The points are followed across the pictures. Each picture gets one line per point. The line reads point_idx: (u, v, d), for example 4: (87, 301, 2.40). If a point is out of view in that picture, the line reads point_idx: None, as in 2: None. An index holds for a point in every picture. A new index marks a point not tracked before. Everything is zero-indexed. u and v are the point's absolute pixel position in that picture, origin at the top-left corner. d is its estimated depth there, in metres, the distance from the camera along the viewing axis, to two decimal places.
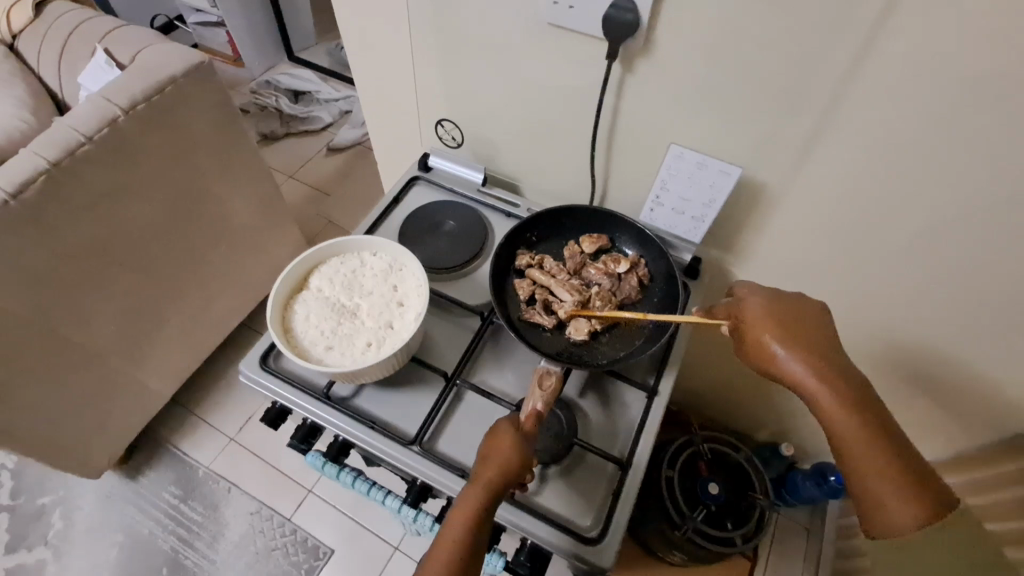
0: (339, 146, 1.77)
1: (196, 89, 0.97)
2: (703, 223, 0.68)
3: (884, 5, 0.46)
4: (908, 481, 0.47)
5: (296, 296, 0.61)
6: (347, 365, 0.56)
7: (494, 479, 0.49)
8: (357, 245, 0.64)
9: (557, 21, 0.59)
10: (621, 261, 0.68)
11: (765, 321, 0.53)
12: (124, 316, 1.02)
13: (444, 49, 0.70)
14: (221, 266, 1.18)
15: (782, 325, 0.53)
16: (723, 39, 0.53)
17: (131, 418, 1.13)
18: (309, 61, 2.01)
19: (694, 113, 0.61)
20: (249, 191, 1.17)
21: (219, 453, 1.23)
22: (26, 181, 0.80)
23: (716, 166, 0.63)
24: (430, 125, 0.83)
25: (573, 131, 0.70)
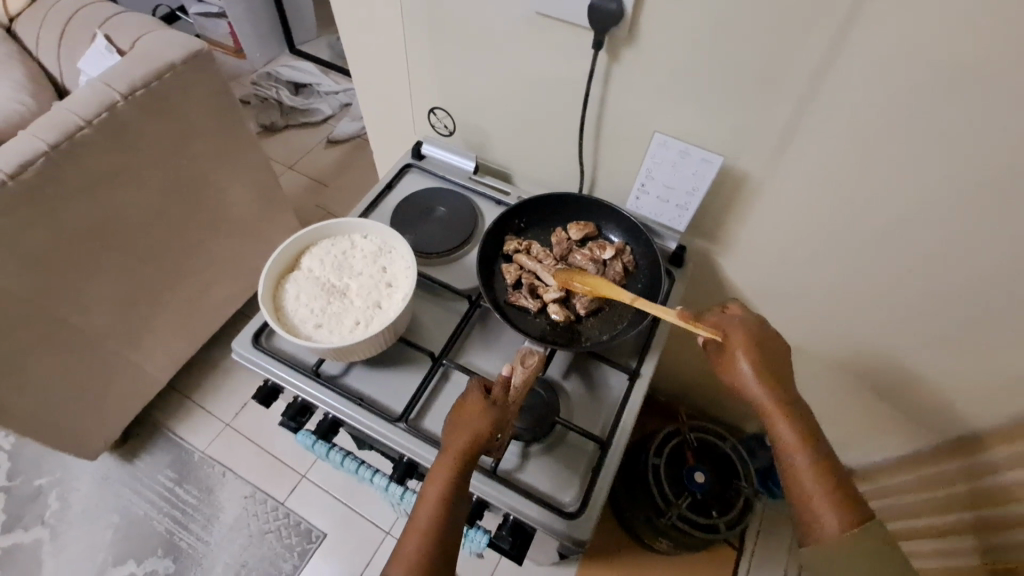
0: (338, 138, 1.79)
1: (195, 77, 0.99)
2: (687, 211, 0.70)
3: None
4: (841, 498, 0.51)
5: (287, 276, 0.62)
6: (335, 343, 0.57)
7: (462, 459, 0.50)
8: (348, 228, 0.66)
9: (545, 10, 0.61)
10: (607, 247, 0.70)
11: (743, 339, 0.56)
12: (122, 300, 1.03)
13: (436, 38, 0.71)
14: (218, 252, 1.19)
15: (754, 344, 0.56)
16: (704, 28, 0.55)
17: (126, 401, 1.15)
18: (310, 54, 2.02)
19: (677, 103, 0.62)
20: (247, 179, 1.18)
21: (215, 438, 1.25)
22: (24, 163, 0.81)
23: (699, 155, 0.65)
24: (423, 114, 0.84)
25: (562, 119, 0.72)
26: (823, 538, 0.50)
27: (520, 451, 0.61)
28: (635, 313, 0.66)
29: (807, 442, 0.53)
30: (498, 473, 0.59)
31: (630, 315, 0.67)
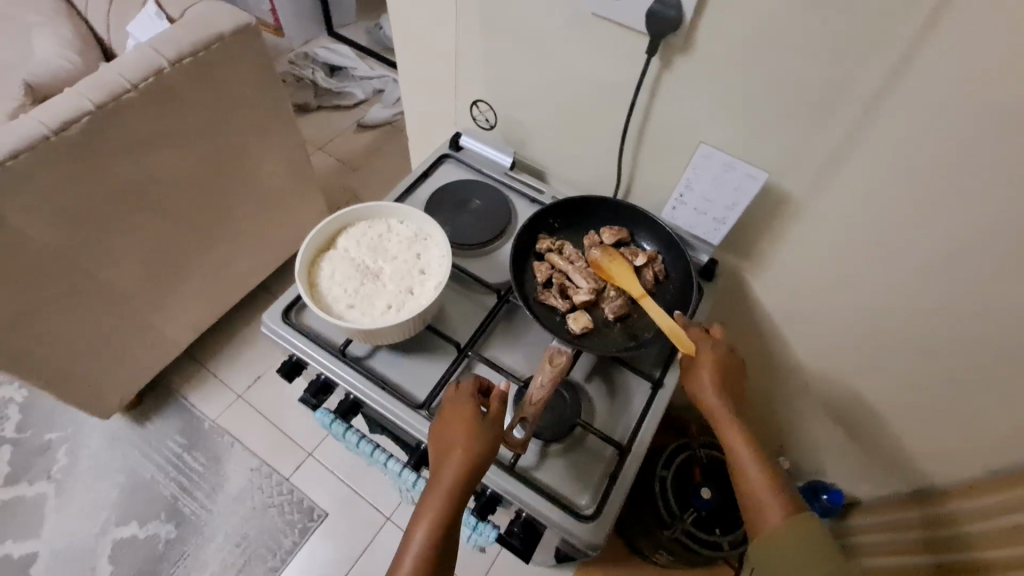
0: (369, 124, 1.80)
1: (240, 50, 1.00)
2: (723, 225, 0.70)
3: (926, 20, 0.46)
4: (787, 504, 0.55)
5: (323, 255, 0.63)
6: (366, 324, 0.58)
7: (457, 485, 0.50)
8: (386, 212, 0.66)
9: (600, 11, 0.61)
10: (640, 254, 0.70)
11: (709, 357, 0.60)
12: (148, 263, 1.05)
13: (487, 30, 0.72)
14: (245, 226, 1.20)
15: (718, 362, 0.60)
16: (763, 43, 0.54)
17: (142, 364, 1.16)
18: (349, 38, 2.03)
19: (725, 116, 0.62)
20: (280, 155, 1.19)
21: (227, 408, 1.26)
22: (68, 120, 0.82)
23: (742, 169, 0.64)
24: (465, 105, 0.84)
25: (606, 122, 0.71)
26: (767, 538, 0.54)
27: (538, 450, 0.61)
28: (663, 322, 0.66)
29: (760, 454, 0.56)
30: (515, 469, 0.59)
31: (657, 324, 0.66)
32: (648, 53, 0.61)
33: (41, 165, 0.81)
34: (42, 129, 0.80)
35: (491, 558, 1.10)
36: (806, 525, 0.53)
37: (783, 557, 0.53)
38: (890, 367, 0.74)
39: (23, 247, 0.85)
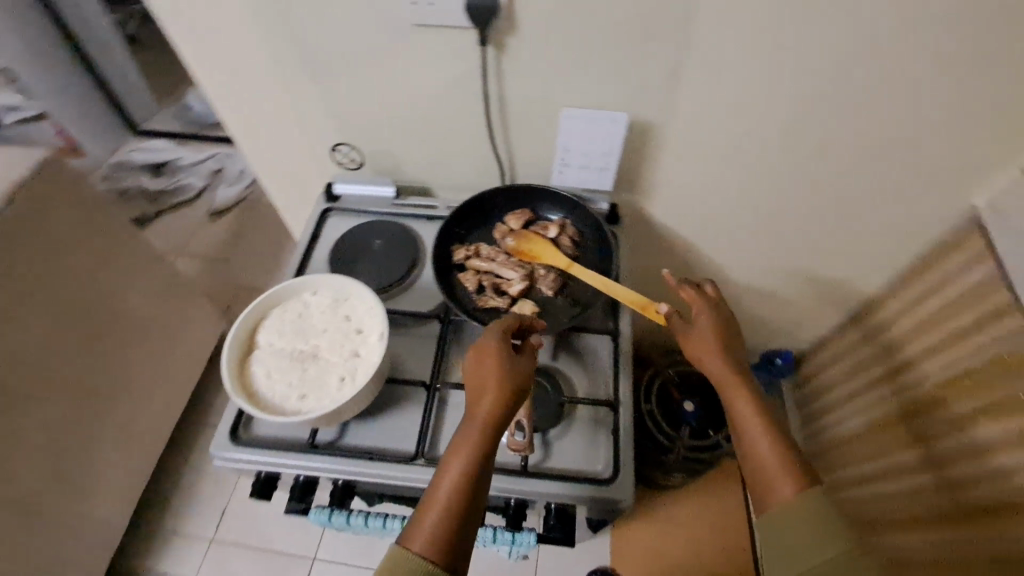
0: (222, 208, 1.67)
1: (49, 187, 0.88)
2: (608, 171, 0.75)
3: None
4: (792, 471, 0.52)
5: (249, 359, 0.58)
6: (327, 406, 0.55)
7: (491, 415, 0.50)
8: (295, 289, 0.62)
9: (422, 21, 0.61)
10: (550, 226, 0.72)
11: (706, 329, 0.62)
12: (44, 454, 0.90)
13: (317, 74, 0.69)
14: (138, 366, 1.07)
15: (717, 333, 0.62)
16: (578, 0, 0.58)
17: (85, 562, 1.01)
18: (159, 130, 1.86)
19: (572, 76, 0.66)
20: (144, 278, 1.07)
21: (204, 558, 1.13)
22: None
23: (605, 117, 0.69)
24: (324, 155, 0.81)
25: (468, 120, 0.72)
26: (775, 507, 0.51)
27: (541, 444, 0.61)
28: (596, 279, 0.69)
29: (763, 421, 0.56)
30: (529, 470, 0.59)
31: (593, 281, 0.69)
32: (481, 44, 0.63)
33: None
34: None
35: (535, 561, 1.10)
36: (822, 511, 0.49)
37: (794, 527, 0.49)
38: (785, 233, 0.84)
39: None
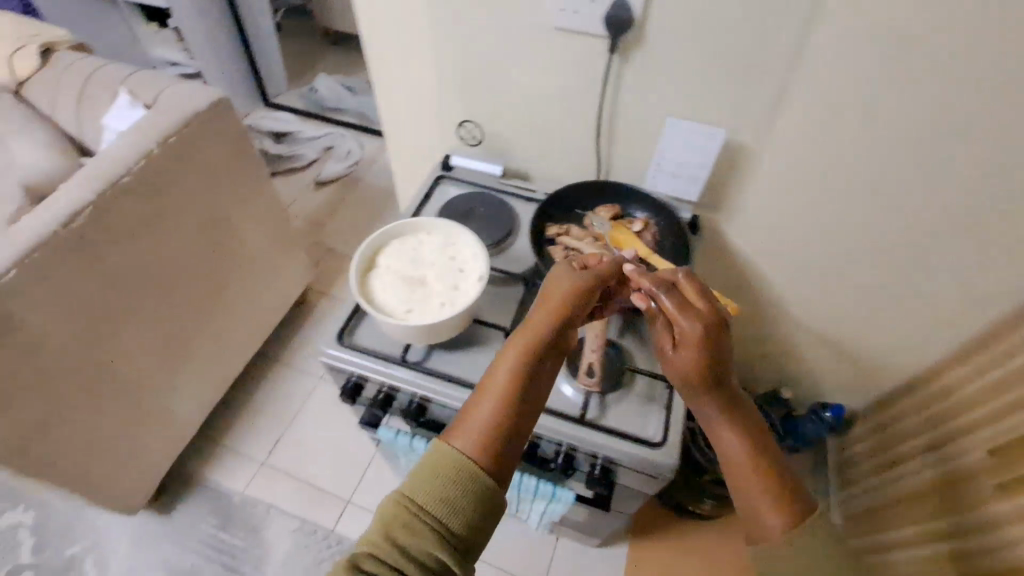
0: (326, 180, 1.93)
1: (219, 125, 1.05)
2: (699, 182, 0.79)
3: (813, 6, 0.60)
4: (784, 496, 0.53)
5: (369, 274, 0.69)
6: (427, 320, 0.64)
7: None
8: (415, 228, 0.73)
9: (565, 25, 0.70)
10: (635, 222, 0.79)
11: None
12: (159, 348, 1.08)
13: (464, 72, 0.81)
14: (240, 290, 1.24)
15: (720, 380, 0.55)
16: (691, 35, 0.67)
17: (163, 444, 1.15)
18: (288, 108, 2.17)
19: (677, 94, 0.73)
20: (268, 221, 1.26)
21: (254, 476, 1.30)
22: (56, 179, 0.91)
23: (707, 131, 0.74)
24: (454, 127, 0.90)
25: (582, 117, 0.82)
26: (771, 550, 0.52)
27: (594, 404, 0.68)
28: None
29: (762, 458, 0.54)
30: (586, 421, 0.67)
31: None
32: (611, 53, 0.71)
33: (118, 273, 0.94)
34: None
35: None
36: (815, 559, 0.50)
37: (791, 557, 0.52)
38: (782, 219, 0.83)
39: (18, 439, 0.85)
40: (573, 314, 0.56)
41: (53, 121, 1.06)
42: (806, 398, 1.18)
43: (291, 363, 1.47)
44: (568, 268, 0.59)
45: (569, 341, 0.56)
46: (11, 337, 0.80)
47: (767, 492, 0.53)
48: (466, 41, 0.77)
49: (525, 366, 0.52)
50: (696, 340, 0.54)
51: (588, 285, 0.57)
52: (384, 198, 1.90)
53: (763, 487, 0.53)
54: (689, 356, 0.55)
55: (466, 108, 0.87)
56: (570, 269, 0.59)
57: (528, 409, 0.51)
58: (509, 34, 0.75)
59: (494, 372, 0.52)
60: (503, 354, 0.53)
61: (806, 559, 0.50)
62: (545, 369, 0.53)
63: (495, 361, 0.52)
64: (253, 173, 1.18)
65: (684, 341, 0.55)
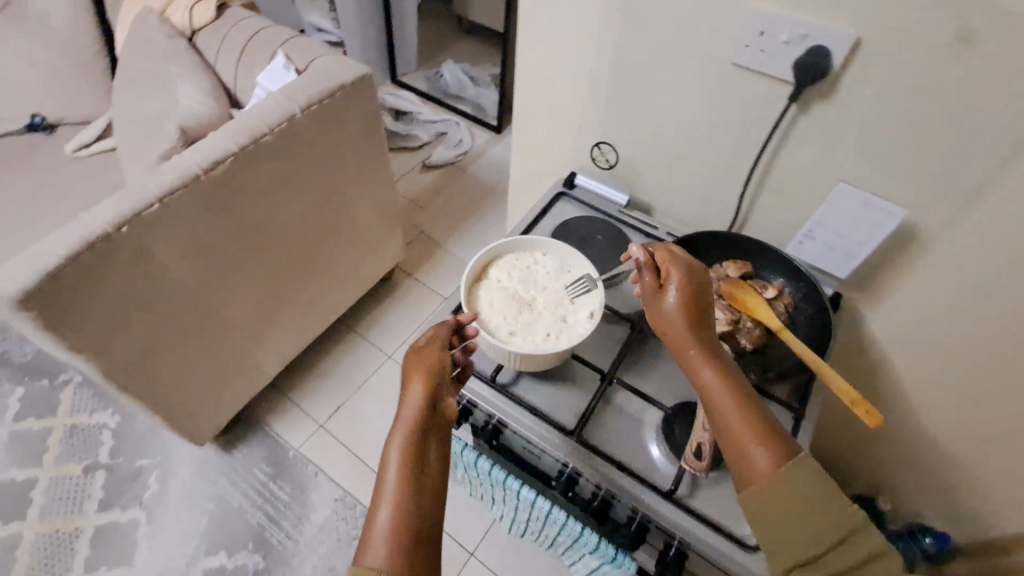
0: (434, 164, 1.96)
1: (356, 98, 1.07)
2: (855, 259, 0.70)
3: None
4: (770, 433, 0.51)
5: (478, 284, 0.66)
6: (530, 349, 0.60)
7: None
8: (532, 245, 0.69)
9: (743, 62, 0.64)
10: (768, 287, 0.71)
11: None
12: (256, 298, 1.12)
13: (615, 91, 0.76)
14: (337, 258, 1.27)
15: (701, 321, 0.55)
16: (895, 98, 0.58)
17: (240, 388, 1.20)
18: (411, 87, 2.23)
19: (855, 159, 0.64)
20: (377, 197, 1.29)
21: (309, 437, 1.33)
22: (208, 126, 0.97)
23: (883, 207, 0.64)
24: (587, 146, 0.86)
25: (731, 162, 0.74)
26: (761, 488, 0.49)
27: (686, 480, 0.61)
28: (776, 348, 0.68)
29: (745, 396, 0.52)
30: (673, 497, 0.60)
31: (781, 352, 0.67)
32: (790, 101, 0.64)
33: (238, 222, 0.99)
34: (104, 226, 0.80)
35: (467, 553, 1.19)
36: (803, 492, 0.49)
37: (779, 501, 0.49)
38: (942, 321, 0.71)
39: (124, 357, 0.91)
40: (437, 387, 0.53)
41: (214, 70, 1.13)
42: (905, 517, 1.03)
43: (365, 335, 1.51)
44: (428, 343, 0.56)
45: (445, 412, 0.53)
46: (140, 267, 0.86)
47: (755, 430, 0.50)
48: (627, 60, 0.72)
49: (408, 462, 0.49)
50: (683, 274, 0.57)
51: (445, 357, 0.55)
52: (484, 193, 1.90)
53: (750, 426, 0.51)
54: (679, 293, 0.56)
55: (604, 129, 0.82)
56: (433, 340, 0.56)
57: (426, 499, 0.48)
58: (675, 61, 0.69)
59: (385, 472, 0.49)
60: (388, 450, 0.50)
61: (788, 494, 0.48)
62: (430, 451, 0.51)
63: (382, 464, 0.49)
64: (373, 150, 1.20)
65: (673, 280, 0.56)
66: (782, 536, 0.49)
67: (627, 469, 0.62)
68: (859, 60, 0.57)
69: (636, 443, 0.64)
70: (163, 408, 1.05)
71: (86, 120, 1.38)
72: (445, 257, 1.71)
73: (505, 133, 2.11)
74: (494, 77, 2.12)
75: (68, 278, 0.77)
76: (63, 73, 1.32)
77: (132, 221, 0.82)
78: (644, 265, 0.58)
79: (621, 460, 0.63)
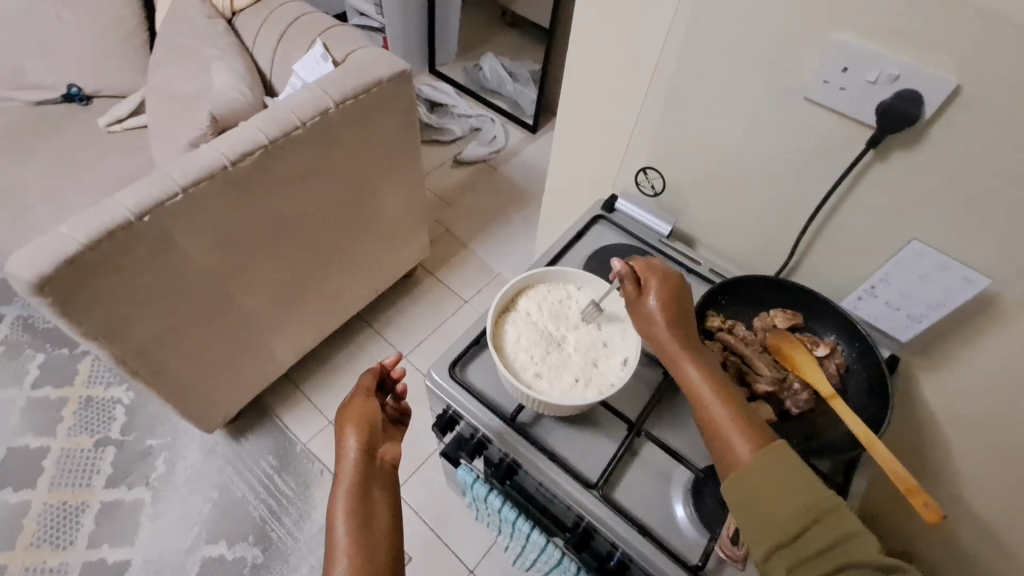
0: (465, 160, 1.92)
1: (393, 94, 1.03)
2: (920, 323, 0.63)
3: None
4: (747, 422, 0.49)
5: (505, 316, 0.62)
6: (556, 397, 0.56)
7: None
8: (566, 277, 0.65)
9: (819, 99, 0.57)
10: (820, 344, 0.65)
11: None
12: (275, 292, 1.10)
13: (668, 116, 0.71)
14: (360, 255, 1.24)
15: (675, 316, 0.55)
16: (994, 157, 0.51)
17: (253, 379, 1.19)
18: (448, 78, 2.18)
19: (935, 217, 0.57)
20: (405, 195, 1.25)
21: (318, 433, 1.32)
22: (240, 115, 0.94)
23: (960, 273, 0.57)
24: (632, 170, 0.80)
25: (789, 204, 0.68)
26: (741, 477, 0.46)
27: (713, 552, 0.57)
28: (822, 413, 0.62)
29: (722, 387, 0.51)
30: (697, 571, 0.55)
31: (829, 418, 0.62)
32: (868, 147, 0.57)
33: (263, 216, 0.96)
34: (126, 214, 0.77)
35: (467, 569, 1.17)
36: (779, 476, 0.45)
37: (759, 490, 0.45)
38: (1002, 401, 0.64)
39: (138, 346, 0.89)
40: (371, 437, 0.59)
41: (251, 54, 1.10)
42: None
43: (381, 333, 1.48)
44: (357, 398, 0.61)
45: (384, 458, 0.59)
46: (160, 257, 0.84)
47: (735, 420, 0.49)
48: (685, 84, 0.66)
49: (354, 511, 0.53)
50: (660, 277, 0.56)
51: (374, 409, 0.61)
52: (514, 195, 1.85)
53: (731, 415, 0.49)
54: (655, 293, 0.56)
55: (651, 153, 0.76)
56: (362, 394, 0.61)
57: (376, 545, 0.53)
58: (740, 90, 0.63)
59: (334, 523, 0.53)
60: (335, 506, 0.54)
61: (771, 478, 0.45)
62: (374, 495, 0.56)
63: (330, 524, 0.53)
64: (405, 148, 1.16)
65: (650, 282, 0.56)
66: (766, 522, 0.45)
67: (649, 534, 0.57)
68: (956, 111, 0.50)
69: (660, 503, 0.60)
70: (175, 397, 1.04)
71: (124, 93, 1.37)
72: (468, 258, 1.67)
73: (540, 134, 2.06)
74: (533, 74, 2.06)
75: (86, 265, 0.76)
76: (104, 46, 1.31)
77: (154, 210, 0.80)
78: (623, 271, 0.57)
79: (643, 522, 0.59)
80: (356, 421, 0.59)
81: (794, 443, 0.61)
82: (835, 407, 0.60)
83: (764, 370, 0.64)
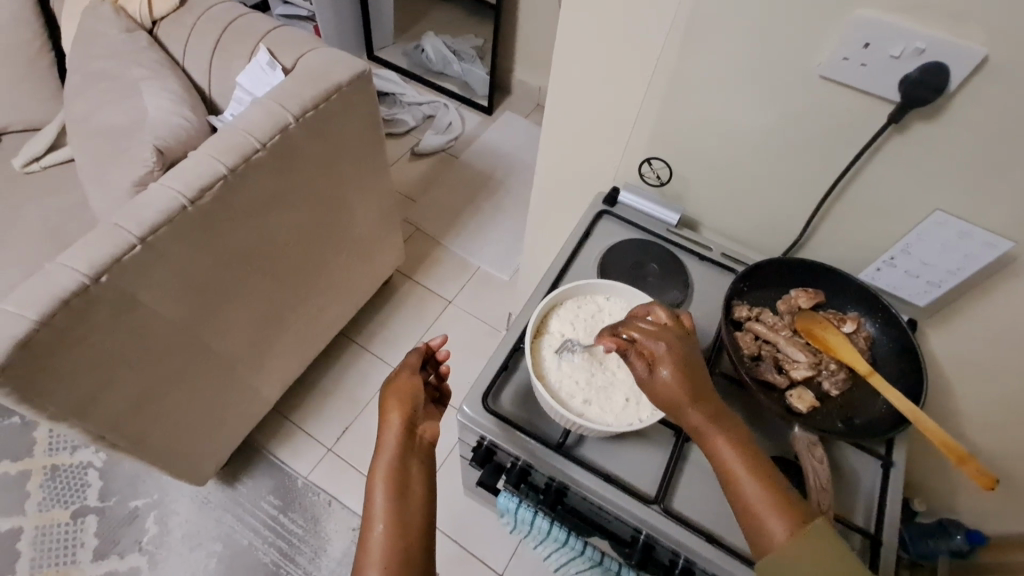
0: (423, 152, 1.82)
1: (355, 97, 0.94)
2: (939, 288, 0.65)
3: None
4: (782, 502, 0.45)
5: (539, 342, 0.58)
6: (611, 422, 0.53)
7: None
8: (592, 289, 0.62)
9: (835, 77, 0.56)
10: (846, 319, 0.65)
11: None
12: (255, 328, 1.01)
13: (671, 102, 0.67)
14: (338, 272, 1.16)
15: (695, 391, 0.48)
16: (1012, 125, 0.51)
17: (241, 422, 1.11)
18: (390, 64, 2.05)
19: (953, 186, 0.57)
20: (376, 202, 1.17)
21: (318, 463, 1.25)
22: (187, 143, 0.84)
23: (983, 239, 0.58)
24: (632, 160, 0.77)
25: (801, 182, 0.67)
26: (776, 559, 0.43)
27: None
28: (857, 389, 0.63)
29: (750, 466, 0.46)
30: None
31: (865, 394, 0.63)
32: (886, 122, 0.56)
33: (232, 253, 0.86)
34: (81, 277, 0.68)
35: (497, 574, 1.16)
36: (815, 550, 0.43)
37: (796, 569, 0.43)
38: (1014, 351, 0.66)
39: (115, 416, 0.81)
40: (412, 415, 0.54)
41: (183, 69, 0.98)
42: None
43: (367, 348, 1.41)
44: (400, 374, 0.57)
45: (424, 437, 0.55)
46: (126, 318, 0.74)
47: (771, 497, 0.45)
48: (690, 68, 0.63)
49: (392, 495, 0.49)
50: (668, 347, 0.49)
51: (418, 387, 0.56)
52: (479, 182, 1.78)
53: (766, 492, 0.45)
54: (668, 366, 0.49)
55: (652, 142, 0.73)
56: (406, 371, 0.57)
57: (414, 532, 0.48)
58: (749, 72, 0.60)
59: (371, 506, 0.49)
60: (373, 483, 0.50)
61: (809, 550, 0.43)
62: (413, 478, 0.51)
63: (368, 499, 0.49)
64: (373, 154, 1.08)
65: (661, 355, 0.49)
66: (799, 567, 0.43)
67: (715, 539, 0.56)
68: (979, 82, 0.50)
69: (720, 506, 0.59)
70: (163, 458, 0.95)
71: (34, 125, 1.20)
72: (444, 256, 1.61)
73: (496, 114, 1.98)
74: (480, 51, 1.96)
75: (42, 344, 0.66)
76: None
77: (112, 268, 0.70)
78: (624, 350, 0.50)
79: (708, 529, 0.58)
80: (403, 394, 0.55)
81: (838, 425, 0.61)
82: (873, 383, 0.60)
83: (798, 356, 0.64)
